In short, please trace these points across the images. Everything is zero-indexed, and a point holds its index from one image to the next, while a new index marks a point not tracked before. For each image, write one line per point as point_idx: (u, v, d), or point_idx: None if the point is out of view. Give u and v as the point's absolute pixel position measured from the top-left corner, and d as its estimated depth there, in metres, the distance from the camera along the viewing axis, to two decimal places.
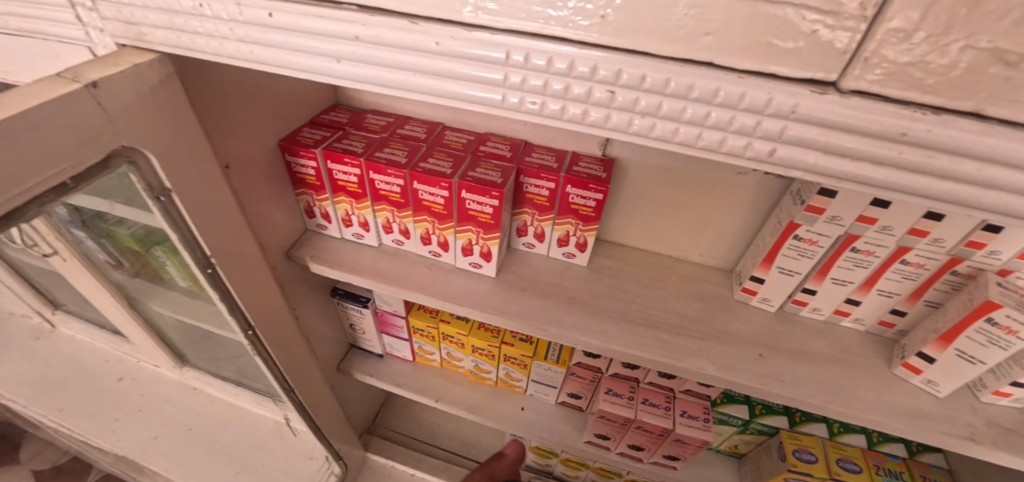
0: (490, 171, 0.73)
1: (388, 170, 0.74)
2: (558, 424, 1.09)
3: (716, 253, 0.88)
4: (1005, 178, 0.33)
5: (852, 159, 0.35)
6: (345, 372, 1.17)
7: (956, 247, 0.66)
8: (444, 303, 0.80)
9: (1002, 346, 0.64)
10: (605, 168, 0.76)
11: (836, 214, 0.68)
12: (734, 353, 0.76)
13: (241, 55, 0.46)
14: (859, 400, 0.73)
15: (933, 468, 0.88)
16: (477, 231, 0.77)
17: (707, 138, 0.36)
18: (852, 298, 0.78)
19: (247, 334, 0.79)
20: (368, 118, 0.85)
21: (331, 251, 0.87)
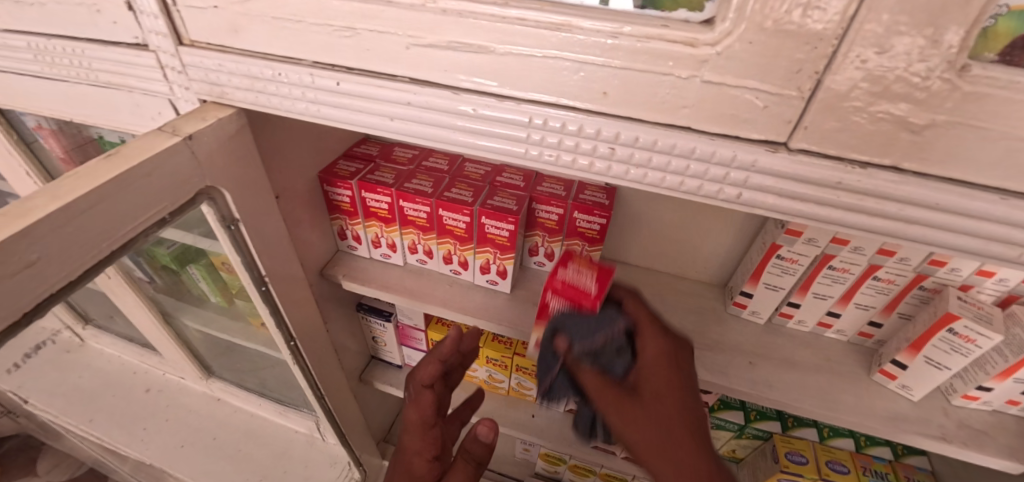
0: (506, 199, 0.83)
1: (417, 198, 0.84)
2: (567, 430, 1.16)
3: (710, 269, 0.97)
4: (923, 216, 0.42)
5: (805, 202, 0.44)
6: (366, 382, 1.26)
7: (921, 265, 0.75)
8: (464, 317, 0.90)
9: (964, 353, 0.73)
10: (608, 195, 0.85)
11: (813, 236, 0.76)
12: (727, 361, 0.84)
13: (311, 112, 0.56)
14: (840, 403, 0.81)
15: (917, 469, 0.95)
16: (494, 252, 0.86)
17: (687, 184, 0.46)
18: (833, 310, 0.86)
19: (289, 346, 0.88)
20: (396, 151, 0.96)
21: (361, 270, 0.97)
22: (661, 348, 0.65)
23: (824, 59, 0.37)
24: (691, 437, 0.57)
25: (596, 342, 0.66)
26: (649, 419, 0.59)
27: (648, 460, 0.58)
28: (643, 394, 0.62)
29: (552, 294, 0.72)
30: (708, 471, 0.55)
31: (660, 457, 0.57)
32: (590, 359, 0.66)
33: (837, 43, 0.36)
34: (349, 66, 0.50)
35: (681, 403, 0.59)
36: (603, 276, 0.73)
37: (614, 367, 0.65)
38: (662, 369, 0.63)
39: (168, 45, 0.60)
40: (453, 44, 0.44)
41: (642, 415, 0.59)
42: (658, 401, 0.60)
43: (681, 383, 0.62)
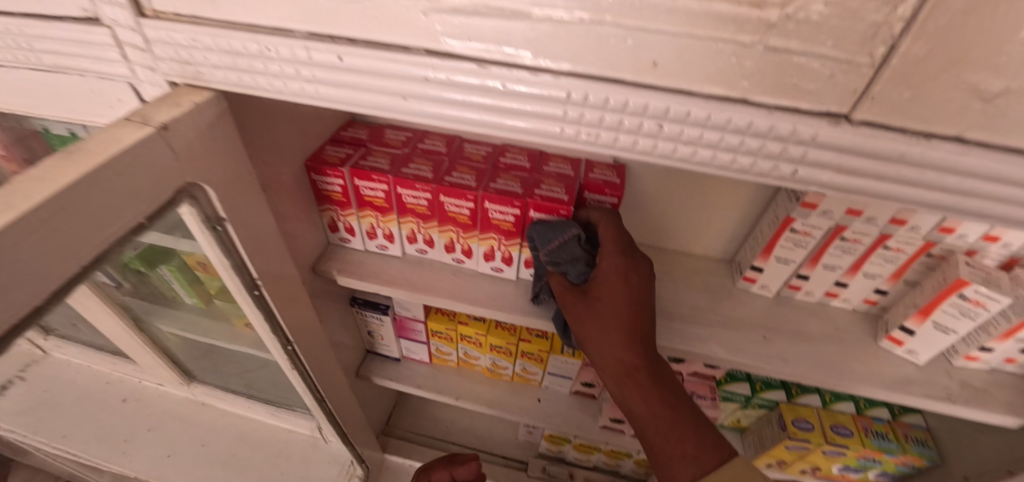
0: (512, 182, 0.78)
1: (416, 184, 0.78)
2: (574, 412, 1.15)
3: (717, 244, 0.96)
4: (983, 189, 0.40)
5: (861, 176, 0.42)
6: (364, 377, 1.21)
7: (930, 232, 0.76)
8: (471, 308, 0.85)
9: (972, 317, 0.74)
10: (617, 173, 0.82)
11: (828, 209, 0.75)
12: (741, 336, 0.83)
13: (307, 93, 0.50)
14: (852, 372, 0.81)
15: (913, 427, 0.99)
16: (499, 238, 0.82)
17: (738, 162, 0.43)
18: (841, 281, 0.86)
19: (286, 350, 0.82)
20: (387, 133, 0.89)
21: (357, 264, 0.91)
22: (611, 259, 0.71)
23: (903, 21, 0.33)
24: (624, 330, 0.66)
25: (554, 250, 0.74)
26: (590, 317, 0.69)
27: (590, 347, 0.69)
28: (590, 296, 0.71)
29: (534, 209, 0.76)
30: (631, 355, 0.65)
31: (597, 345, 0.68)
32: (551, 264, 0.75)
33: (918, 5, 0.32)
34: (352, 37, 0.44)
35: (622, 305, 0.68)
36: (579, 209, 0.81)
37: (570, 272, 0.75)
38: (609, 275, 0.70)
39: (127, 18, 0.52)
40: (481, 8, 0.39)
41: (584, 314, 0.70)
42: (598, 302, 0.69)
43: (624, 287, 0.69)
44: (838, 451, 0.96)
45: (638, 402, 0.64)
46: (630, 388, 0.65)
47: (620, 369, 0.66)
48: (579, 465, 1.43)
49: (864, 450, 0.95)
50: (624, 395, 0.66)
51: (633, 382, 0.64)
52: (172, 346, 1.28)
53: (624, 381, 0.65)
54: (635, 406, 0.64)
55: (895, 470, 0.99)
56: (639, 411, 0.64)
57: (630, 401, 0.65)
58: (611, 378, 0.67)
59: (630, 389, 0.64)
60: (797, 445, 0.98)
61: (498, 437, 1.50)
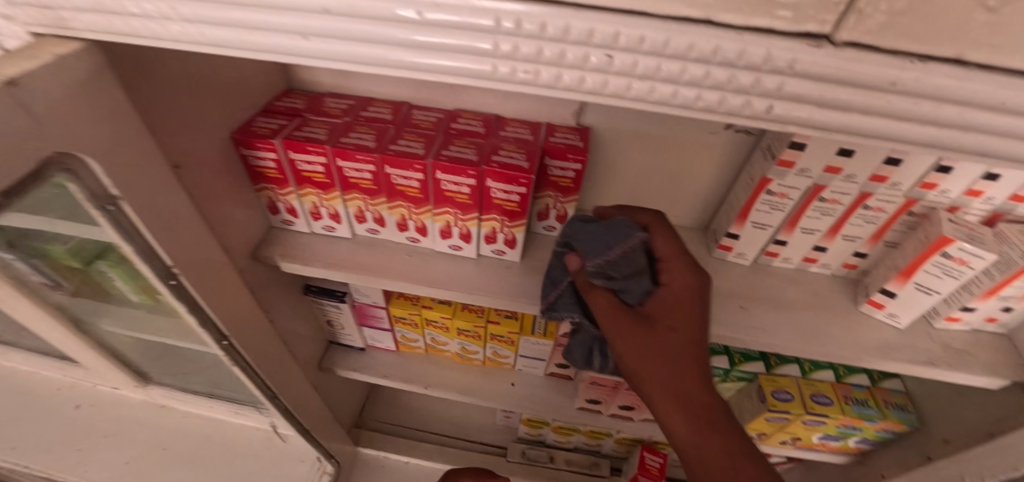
0: (464, 149, 0.70)
1: (357, 155, 0.70)
2: (550, 395, 1.10)
3: (691, 212, 0.90)
4: (982, 119, 0.35)
5: (843, 111, 0.36)
6: (327, 370, 1.14)
7: (911, 189, 0.72)
8: (428, 289, 0.79)
9: (955, 276, 0.71)
10: (581, 137, 0.75)
11: (805, 167, 0.70)
12: (718, 307, 0.78)
13: (195, 39, 0.42)
14: (832, 339, 0.77)
15: (892, 392, 0.97)
16: (454, 213, 0.74)
17: (705, 99, 0.36)
18: (819, 245, 0.82)
19: (221, 345, 0.75)
20: (326, 102, 0.80)
21: (302, 248, 0.83)
22: (684, 280, 0.61)
23: None
24: (703, 369, 0.60)
25: (613, 261, 0.61)
26: (659, 349, 0.59)
27: (659, 387, 0.59)
28: (657, 323, 0.61)
29: (489, 178, 0.68)
30: (707, 395, 0.59)
31: (671, 385, 0.59)
32: (604, 281, 0.63)
33: None
34: None
35: (701, 338, 0.60)
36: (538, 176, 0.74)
37: (629, 290, 0.62)
38: (682, 301, 0.60)
39: None
40: None
41: (653, 344, 0.60)
42: (671, 333, 0.60)
43: (700, 316, 0.60)
44: (819, 421, 0.94)
45: (715, 452, 0.58)
46: (708, 435, 0.58)
47: (696, 411, 0.59)
48: (559, 447, 1.39)
49: (844, 419, 0.92)
50: (699, 444, 0.58)
51: (711, 428, 0.58)
52: (122, 346, 1.18)
53: (701, 427, 0.58)
54: (711, 456, 0.58)
55: (876, 437, 0.97)
56: (714, 461, 0.58)
57: (705, 451, 0.58)
58: (679, 418, 0.59)
59: (709, 437, 0.58)
60: (778, 417, 0.95)
61: (476, 422, 1.44)
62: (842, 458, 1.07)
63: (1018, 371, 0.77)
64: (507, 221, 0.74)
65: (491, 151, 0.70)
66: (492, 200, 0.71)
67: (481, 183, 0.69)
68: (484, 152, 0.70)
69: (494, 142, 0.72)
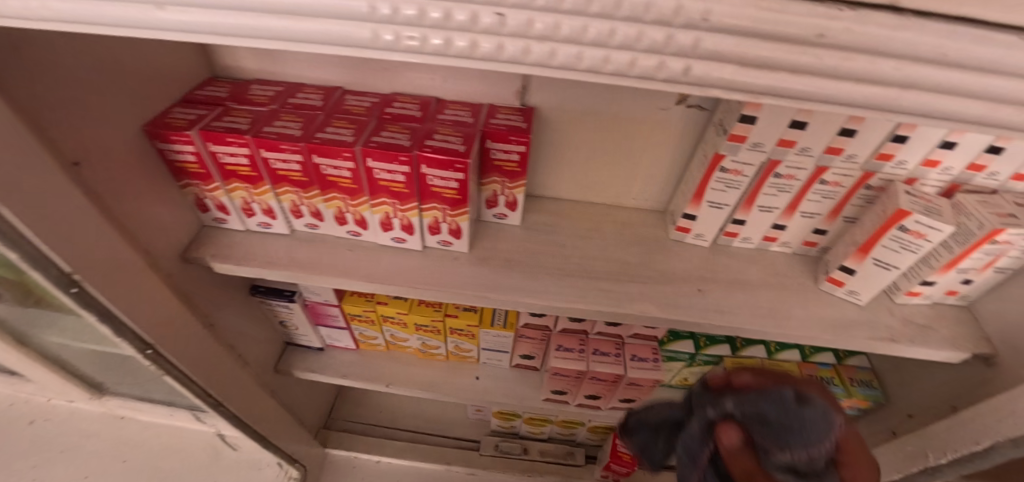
0: (397, 134, 0.66)
1: (281, 145, 0.65)
2: (515, 387, 1.07)
3: (649, 193, 0.86)
4: (922, 74, 0.32)
5: (769, 70, 0.32)
6: (284, 372, 1.08)
7: (867, 161, 0.69)
8: (370, 285, 0.74)
9: (913, 250, 0.69)
10: (524, 118, 0.71)
11: (758, 141, 0.66)
12: (676, 290, 0.75)
13: (48, 15, 0.37)
14: (793, 319, 0.75)
15: (858, 369, 0.96)
16: (392, 203, 0.70)
17: (614, 62, 0.32)
18: (778, 223, 0.79)
19: (146, 355, 0.70)
20: (252, 89, 0.74)
21: (235, 247, 0.77)
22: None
23: None
24: None
25: (805, 458, 0.48)
26: None
27: None
28: None
29: (424, 164, 0.63)
30: None
31: None
32: (787, 469, 0.49)
33: None
34: None
35: None
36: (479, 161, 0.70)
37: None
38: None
39: None
40: None
41: None
42: None
43: None
44: None
45: None
46: None
47: None
48: (533, 439, 1.36)
49: None
50: None
51: None
52: (74, 355, 1.12)
53: None
54: None
55: (842, 414, 0.96)
56: None
57: None
58: None
59: None
60: None
61: (448, 416, 1.39)
62: None
63: (979, 344, 0.76)
64: (449, 210, 0.70)
65: (425, 135, 0.65)
66: (430, 188, 0.67)
67: (416, 170, 0.64)
68: (419, 137, 0.65)
69: (430, 126, 0.67)
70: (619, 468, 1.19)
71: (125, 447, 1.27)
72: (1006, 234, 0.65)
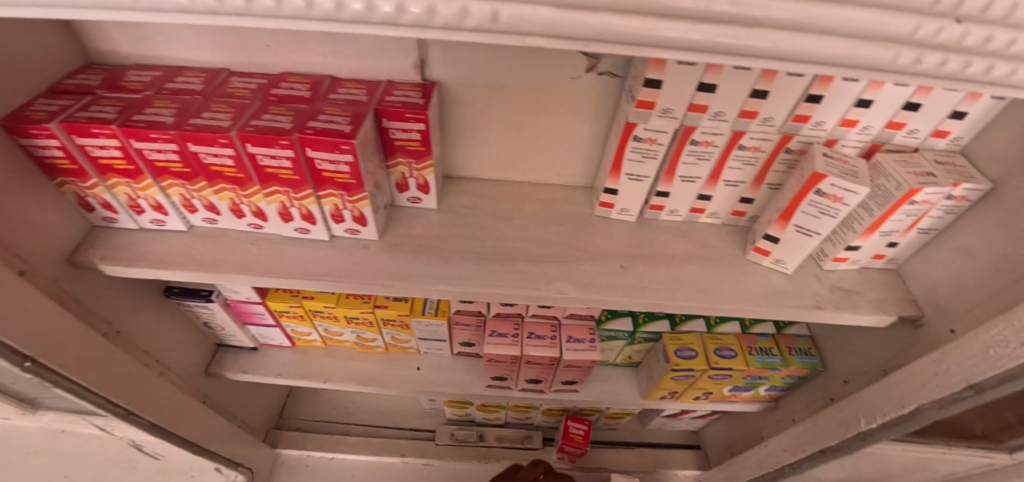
0: (281, 116, 0.61)
1: (152, 134, 0.59)
2: (458, 376, 1.04)
3: (573, 169, 0.82)
4: (762, 8, 0.28)
5: (588, 10, 0.29)
6: (216, 375, 1.03)
7: (784, 124, 0.66)
8: (272, 280, 0.69)
9: (832, 214, 0.66)
10: (424, 94, 0.66)
11: (667, 107, 0.63)
12: (598, 269, 0.72)
13: None
14: (718, 291, 0.73)
15: (797, 338, 0.95)
16: (286, 191, 0.65)
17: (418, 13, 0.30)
18: (703, 193, 0.76)
19: (23, 367, 0.65)
20: (127, 76, 0.68)
21: (127, 247, 0.72)
22: None
23: None
24: None
25: None
26: None
27: None
28: None
29: (309, 147, 0.59)
30: None
31: None
32: None
33: None
34: None
35: None
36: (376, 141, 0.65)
37: None
38: None
39: None
40: None
41: None
42: None
43: None
44: (724, 375, 0.91)
45: None
46: None
47: None
48: (490, 425, 1.34)
49: (748, 370, 0.90)
50: None
51: None
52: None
53: None
54: None
55: (782, 383, 0.96)
56: None
57: None
58: None
59: None
60: (682, 375, 0.92)
61: (403, 408, 1.36)
62: (757, 406, 1.06)
63: (906, 307, 0.76)
64: (347, 196, 0.66)
65: (310, 117, 0.60)
66: (321, 173, 0.62)
67: (301, 154, 0.60)
68: (303, 118, 0.60)
69: (318, 106, 0.63)
70: (572, 450, 1.17)
71: (59, 463, 1.21)
72: (923, 194, 0.63)
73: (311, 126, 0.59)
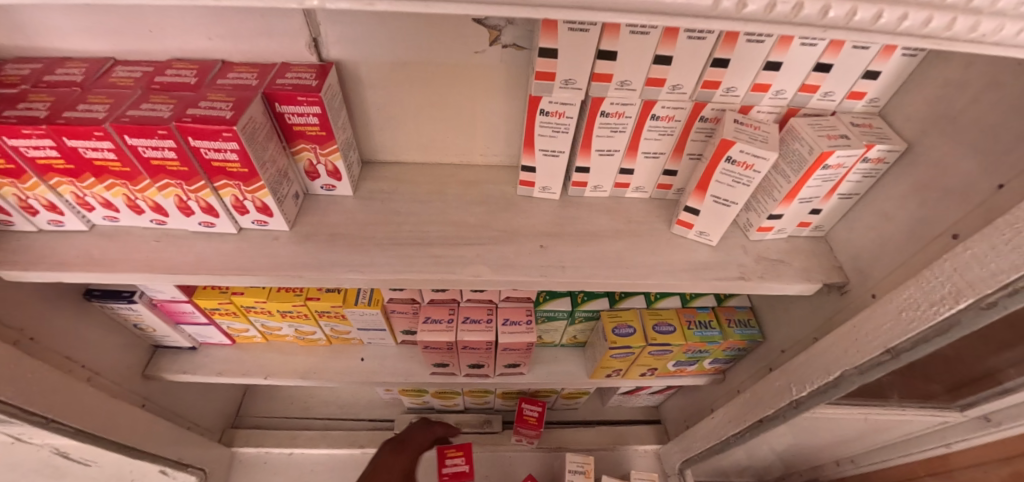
0: (161, 105, 0.58)
1: (23, 130, 0.56)
2: (403, 364, 1.03)
3: (496, 148, 0.80)
4: None
5: None
6: (155, 377, 1.01)
7: (695, 91, 0.64)
8: (177, 277, 0.67)
9: (746, 182, 0.65)
10: (319, 75, 0.64)
11: (569, 78, 0.61)
12: (516, 249, 0.71)
13: None
14: (639, 266, 0.72)
15: (737, 309, 0.95)
16: (180, 184, 0.62)
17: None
18: (624, 168, 0.75)
19: None
20: (4, 70, 0.64)
21: (24, 251, 0.69)
22: None
23: None
24: None
25: None
26: None
27: None
28: None
29: (189, 136, 0.56)
30: None
31: None
32: None
33: None
34: None
35: None
36: (271, 127, 0.63)
37: None
38: None
39: None
40: None
41: None
42: None
43: None
44: (663, 350, 0.91)
45: None
46: None
47: None
48: (449, 411, 1.34)
49: (687, 344, 0.89)
50: None
51: None
52: None
53: None
54: None
55: (724, 355, 0.96)
56: None
57: None
58: None
59: None
60: (622, 352, 0.92)
61: (363, 399, 1.36)
62: (705, 379, 1.07)
63: (832, 274, 0.75)
64: (244, 186, 0.63)
65: (191, 104, 0.57)
66: (210, 163, 0.60)
67: (183, 144, 0.57)
68: (183, 105, 0.57)
69: (202, 92, 0.60)
70: (527, 432, 1.18)
71: None
72: (835, 157, 0.62)
73: (191, 113, 0.56)
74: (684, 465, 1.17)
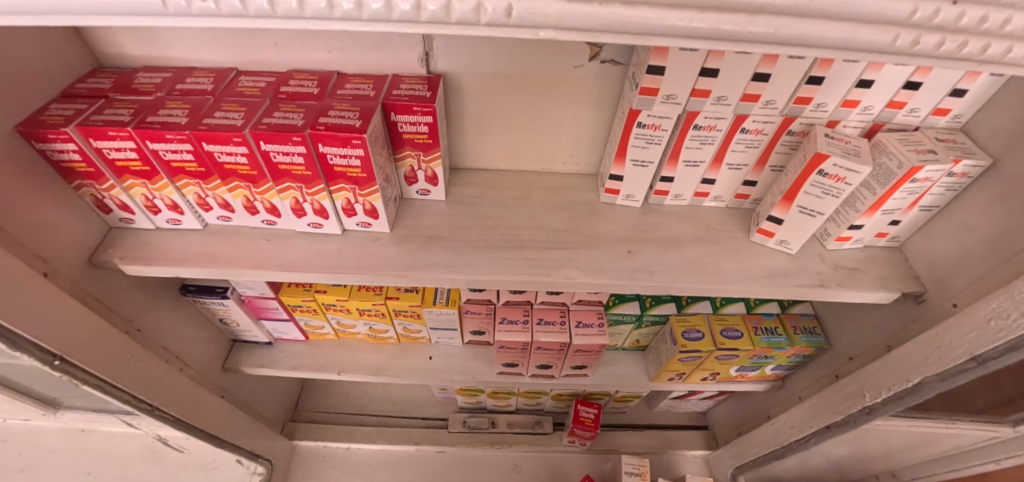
0: (292, 114, 0.62)
1: (167, 135, 0.60)
2: (469, 364, 1.06)
3: (578, 157, 0.83)
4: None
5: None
6: (233, 370, 1.06)
7: (787, 106, 0.66)
8: (286, 274, 0.71)
9: (835, 194, 0.68)
10: (430, 87, 0.68)
11: (670, 93, 0.64)
12: (604, 254, 0.74)
13: None
14: (722, 273, 0.74)
15: (802, 317, 0.97)
16: (299, 187, 0.67)
17: (457, 11, 0.32)
18: (706, 177, 0.78)
19: (54, 366, 0.67)
20: (138, 78, 0.69)
21: (145, 247, 0.73)
22: None
23: None
24: None
25: None
26: None
27: None
28: None
29: (321, 143, 0.60)
30: None
31: None
32: None
33: None
34: None
35: None
36: (385, 135, 0.67)
37: None
38: None
39: None
40: None
41: None
42: None
43: None
44: (730, 355, 0.93)
45: None
46: None
47: None
48: (500, 411, 1.37)
49: (755, 349, 0.92)
50: None
51: None
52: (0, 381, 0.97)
53: None
54: None
55: (788, 361, 0.98)
56: None
57: None
58: None
59: None
60: (690, 356, 0.94)
61: (415, 398, 1.39)
62: (763, 386, 1.08)
63: (909, 283, 0.77)
64: (358, 190, 0.67)
65: (319, 112, 0.62)
66: (333, 168, 0.64)
67: (314, 150, 0.61)
68: (312, 115, 0.61)
69: (326, 102, 0.64)
70: (583, 434, 1.20)
71: (79, 462, 1.14)
72: (924, 172, 0.64)
73: (323, 122, 0.60)
74: (737, 471, 1.19)
